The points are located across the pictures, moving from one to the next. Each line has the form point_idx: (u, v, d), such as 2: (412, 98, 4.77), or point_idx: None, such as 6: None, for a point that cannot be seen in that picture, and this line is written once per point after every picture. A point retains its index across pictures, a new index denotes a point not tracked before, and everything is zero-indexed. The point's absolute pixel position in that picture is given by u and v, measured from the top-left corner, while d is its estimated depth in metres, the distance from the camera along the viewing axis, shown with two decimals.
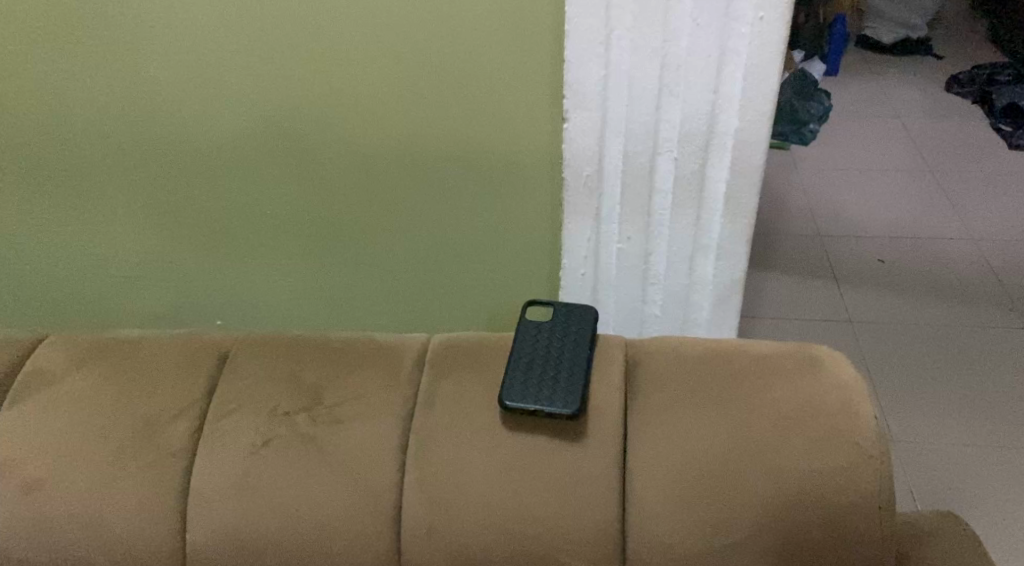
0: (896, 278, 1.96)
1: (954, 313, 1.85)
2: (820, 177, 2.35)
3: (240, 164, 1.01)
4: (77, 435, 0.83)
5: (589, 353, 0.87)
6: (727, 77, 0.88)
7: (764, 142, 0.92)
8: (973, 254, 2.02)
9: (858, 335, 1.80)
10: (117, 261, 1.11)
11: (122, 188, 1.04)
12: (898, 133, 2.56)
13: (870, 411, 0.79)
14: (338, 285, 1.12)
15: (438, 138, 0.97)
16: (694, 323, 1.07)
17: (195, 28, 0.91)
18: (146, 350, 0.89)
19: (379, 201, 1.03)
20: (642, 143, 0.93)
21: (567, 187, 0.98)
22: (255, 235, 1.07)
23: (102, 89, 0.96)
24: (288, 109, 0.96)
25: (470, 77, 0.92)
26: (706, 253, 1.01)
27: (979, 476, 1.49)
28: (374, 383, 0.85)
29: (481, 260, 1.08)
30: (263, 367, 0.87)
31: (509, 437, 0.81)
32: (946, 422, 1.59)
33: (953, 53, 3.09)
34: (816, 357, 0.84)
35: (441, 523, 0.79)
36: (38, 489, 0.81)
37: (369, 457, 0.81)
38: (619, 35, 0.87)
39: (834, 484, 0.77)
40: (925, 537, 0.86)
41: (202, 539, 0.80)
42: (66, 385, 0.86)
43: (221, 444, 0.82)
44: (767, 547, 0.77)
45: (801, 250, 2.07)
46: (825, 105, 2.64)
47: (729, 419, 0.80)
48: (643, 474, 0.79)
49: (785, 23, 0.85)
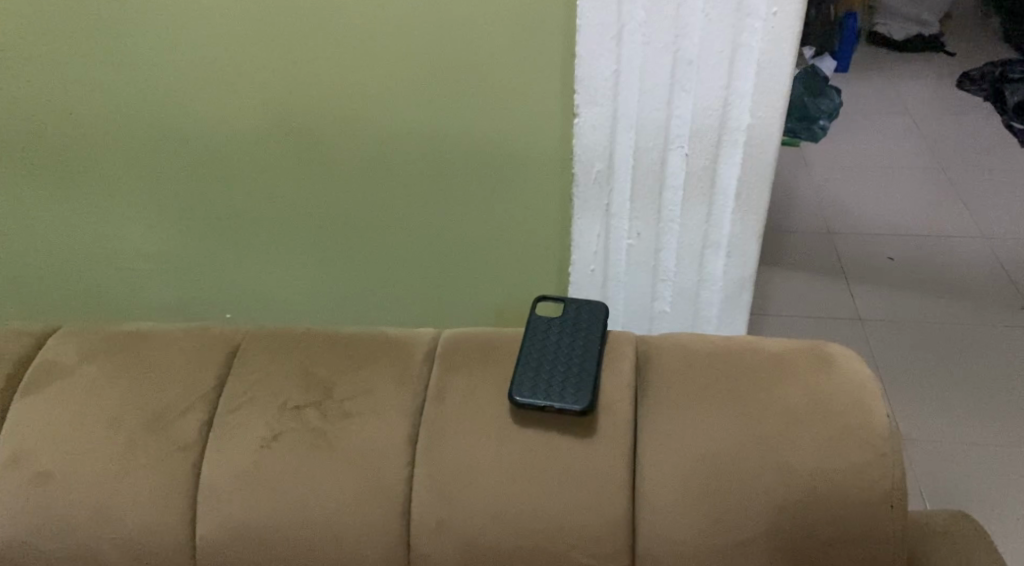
0: (914, 277, 1.94)
1: (972, 313, 1.83)
2: (834, 174, 2.33)
3: (252, 158, 1.02)
4: (88, 428, 0.84)
5: (600, 348, 0.86)
6: (739, 73, 0.88)
7: (776, 138, 0.91)
8: (992, 253, 2.00)
9: (874, 335, 1.78)
10: (130, 254, 1.12)
11: (134, 184, 1.05)
12: (916, 131, 2.53)
13: (881, 409, 0.79)
14: (349, 280, 1.12)
15: (448, 134, 0.98)
16: (705, 319, 1.07)
17: (208, 24, 0.92)
18: (157, 343, 0.90)
19: (390, 197, 1.04)
20: (653, 139, 0.93)
21: (578, 183, 0.98)
22: (268, 230, 1.08)
23: (116, 84, 0.97)
24: (300, 105, 0.97)
25: (482, 74, 0.93)
26: (716, 250, 1.01)
27: (991, 475, 1.47)
28: (384, 377, 0.85)
29: (490, 254, 1.08)
30: (273, 362, 0.87)
31: (518, 432, 0.81)
32: (964, 422, 1.57)
33: (971, 49, 3.06)
34: (826, 353, 0.84)
35: (450, 518, 0.79)
36: (49, 481, 0.82)
37: (380, 451, 0.81)
38: (631, 30, 0.86)
39: (846, 485, 0.76)
40: (937, 540, 0.85)
41: (212, 530, 0.81)
42: (78, 377, 0.87)
43: (232, 437, 0.83)
44: (777, 544, 0.76)
45: (814, 247, 2.05)
46: (835, 102, 2.58)
47: (739, 416, 0.79)
48: (653, 473, 0.79)
49: (798, 19, 0.84)
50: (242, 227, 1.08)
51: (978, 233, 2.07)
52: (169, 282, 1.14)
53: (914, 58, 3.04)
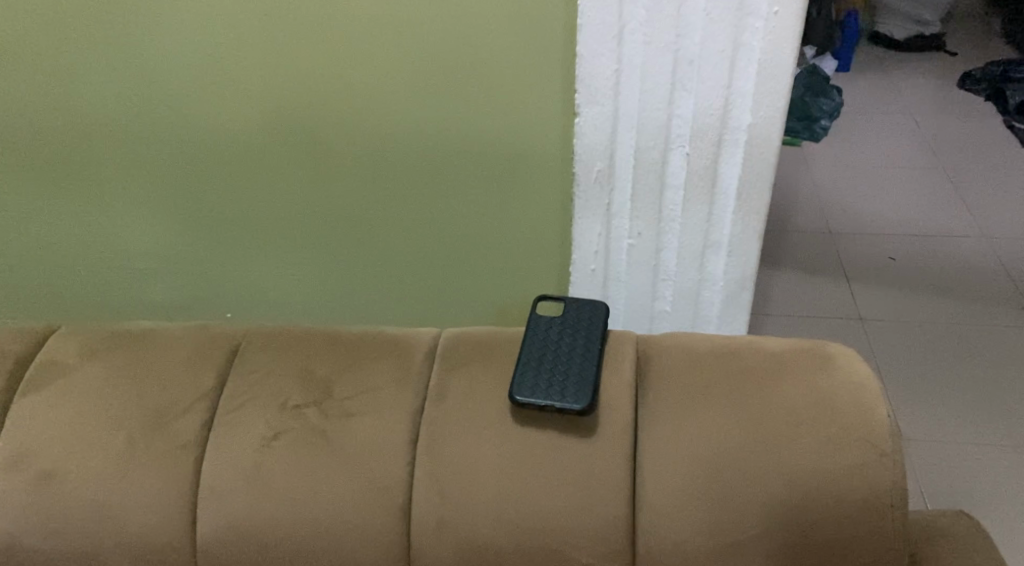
0: (915, 277, 1.93)
1: (973, 313, 1.83)
2: (835, 174, 2.33)
3: (252, 156, 1.02)
4: (88, 427, 0.84)
5: (600, 347, 0.86)
6: (740, 72, 0.88)
7: (777, 138, 0.91)
8: (994, 253, 2.00)
9: (875, 335, 1.78)
10: (130, 253, 1.12)
11: (134, 183, 1.05)
12: (917, 130, 2.53)
13: (882, 408, 0.79)
14: (350, 279, 1.12)
15: (449, 134, 0.98)
16: (705, 319, 1.07)
17: (209, 23, 0.92)
18: (158, 342, 0.90)
19: (391, 196, 1.04)
20: (654, 138, 0.93)
21: (578, 183, 0.98)
22: (269, 230, 1.08)
23: (116, 83, 0.97)
24: (301, 105, 0.97)
25: (482, 73, 0.93)
26: (717, 249, 1.01)
27: (991, 475, 1.47)
28: (384, 376, 0.85)
29: (491, 253, 1.08)
30: (273, 361, 0.87)
31: (518, 431, 0.81)
32: (965, 422, 1.57)
33: (973, 49, 3.06)
34: (827, 353, 0.84)
35: (450, 518, 0.79)
36: (49, 480, 0.82)
37: (380, 450, 0.81)
38: (631, 29, 0.86)
39: (847, 485, 0.76)
40: (938, 540, 0.85)
41: (213, 529, 0.81)
42: (79, 376, 0.87)
43: (232, 436, 0.83)
44: (777, 544, 0.76)
45: (815, 247, 2.05)
46: (836, 101, 2.58)
47: (739, 416, 0.79)
48: (654, 473, 0.79)
49: (800, 18, 0.84)
50: (242, 226, 1.08)
51: (979, 233, 2.06)
52: (169, 281, 1.14)
53: (915, 57, 3.04)
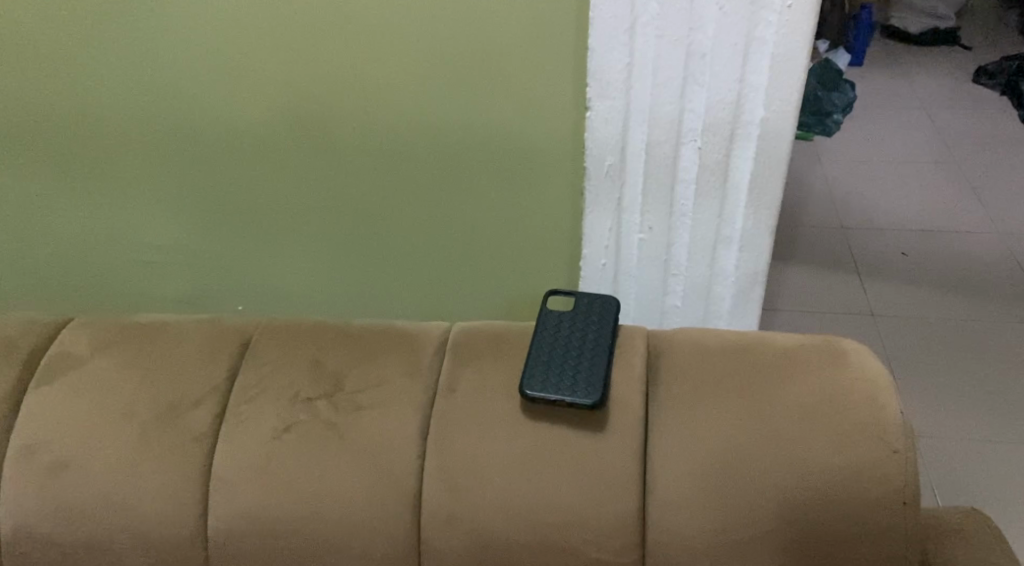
0: (927, 274, 1.92)
1: (986, 308, 1.82)
2: (847, 169, 2.32)
3: (262, 148, 1.02)
4: (102, 418, 0.84)
5: (611, 342, 0.86)
6: (753, 66, 0.87)
7: (790, 133, 0.91)
8: (1008, 249, 1.98)
9: (886, 331, 1.77)
10: (142, 245, 1.12)
11: (146, 176, 1.05)
12: (930, 125, 2.52)
13: (894, 405, 0.78)
14: (360, 273, 1.13)
15: (460, 128, 0.98)
16: (716, 315, 1.06)
17: (221, 19, 0.92)
18: (170, 334, 0.90)
19: (402, 190, 1.04)
20: (666, 132, 0.92)
21: (590, 176, 0.97)
22: (280, 223, 1.08)
23: (129, 76, 0.97)
24: (311, 99, 0.97)
25: (495, 67, 0.93)
26: (728, 244, 1.00)
27: (1002, 471, 1.47)
28: (394, 370, 0.85)
29: (501, 246, 1.07)
30: (284, 353, 0.88)
31: (530, 425, 0.81)
32: (977, 419, 1.56)
33: (988, 43, 3.03)
34: (839, 349, 0.83)
35: (461, 511, 0.80)
36: (63, 470, 0.83)
37: (390, 443, 0.81)
38: (643, 23, 0.86)
39: (859, 480, 0.76)
40: (950, 538, 0.85)
41: (223, 520, 0.81)
42: (92, 367, 0.87)
43: (244, 428, 0.83)
44: (787, 539, 0.76)
45: (826, 242, 2.04)
46: (847, 96, 2.62)
47: (750, 412, 0.79)
48: (664, 468, 0.79)
49: (813, 13, 0.84)
50: (252, 217, 1.08)
51: (993, 229, 2.05)
52: (181, 273, 1.15)
53: (929, 52, 3.02)
